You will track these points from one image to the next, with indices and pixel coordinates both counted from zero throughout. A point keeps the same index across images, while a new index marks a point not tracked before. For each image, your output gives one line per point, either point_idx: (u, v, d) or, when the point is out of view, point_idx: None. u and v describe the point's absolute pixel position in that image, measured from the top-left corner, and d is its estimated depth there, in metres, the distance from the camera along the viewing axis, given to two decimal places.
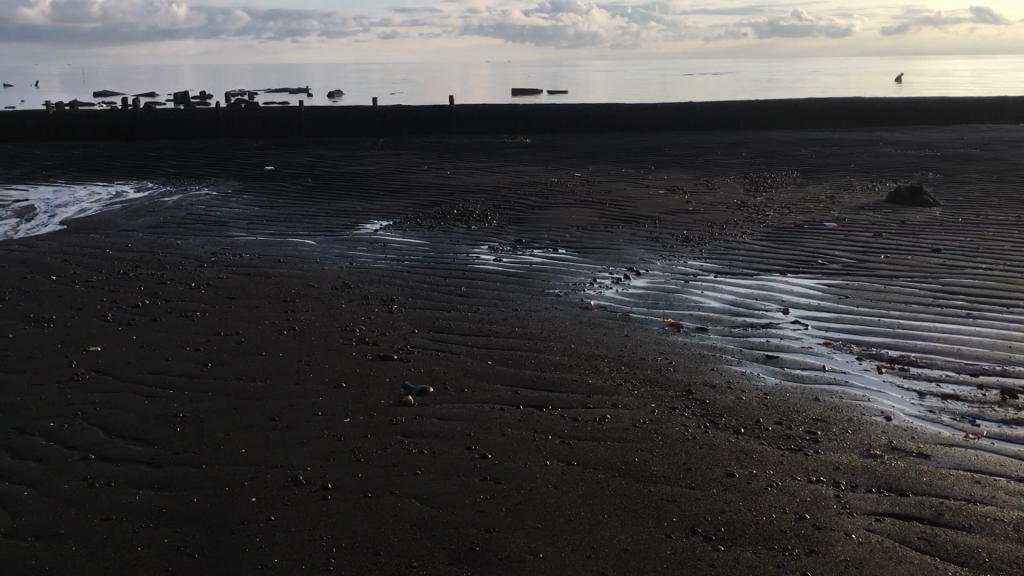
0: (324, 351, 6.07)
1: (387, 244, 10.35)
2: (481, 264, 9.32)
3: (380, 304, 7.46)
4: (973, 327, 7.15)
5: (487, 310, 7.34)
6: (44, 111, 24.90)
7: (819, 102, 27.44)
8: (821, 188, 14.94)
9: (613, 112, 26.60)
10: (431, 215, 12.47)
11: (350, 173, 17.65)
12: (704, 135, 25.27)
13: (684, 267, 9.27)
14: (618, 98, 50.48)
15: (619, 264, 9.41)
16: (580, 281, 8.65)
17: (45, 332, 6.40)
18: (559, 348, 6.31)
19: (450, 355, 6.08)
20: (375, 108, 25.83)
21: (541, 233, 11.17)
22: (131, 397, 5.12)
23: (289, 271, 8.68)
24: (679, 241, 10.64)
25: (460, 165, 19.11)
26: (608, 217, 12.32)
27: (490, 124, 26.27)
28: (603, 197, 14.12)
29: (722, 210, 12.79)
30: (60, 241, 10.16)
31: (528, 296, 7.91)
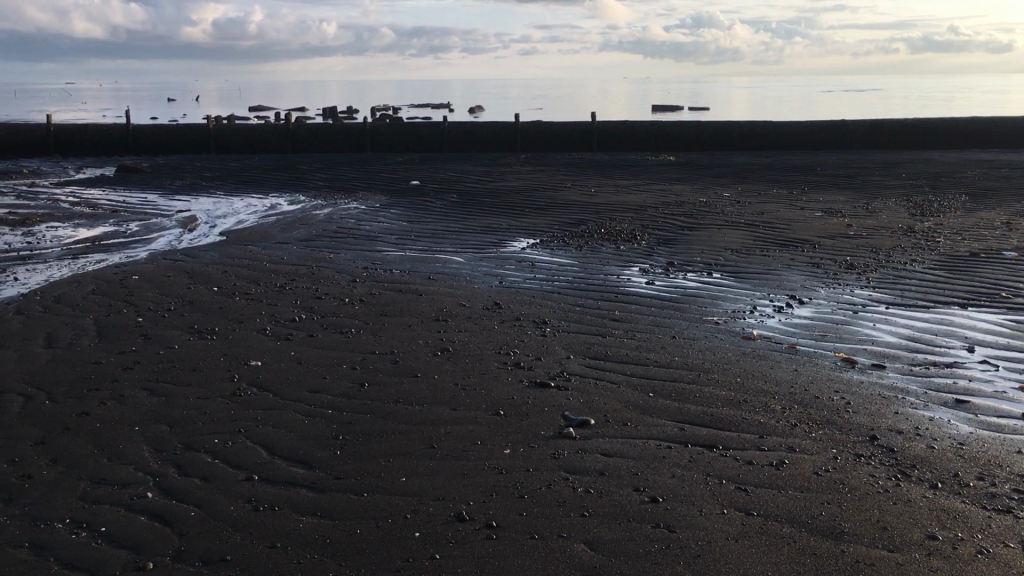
0: (479, 375, 5.91)
1: (536, 263, 10.18)
2: (632, 287, 9.02)
3: (533, 327, 7.26)
4: None
5: (642, 337, 7.03)
6: (204, 124, 26.06)
7: (985, 121, 25.82)
8: (995, 214, 13.94)
9: (762, 130, 25.79)
10: (578, 234, 12.25)
11: (494, 189, 17.65)
12: (859, 155, 24.16)
13: (849, 296, 8.70)
14: (763, 114, 49.27)
15: (779, 290, 8.93)
16: (739, 308, 8.23)
17: (208, 344, 6.49)
18: (723, 382, 5.94)
19: (609, 385, 5.81)
20: (518, 124, 25.88)
21: (693, 255, 10.77)
22: (291, 417, 5.08)
23: (439, 288, 8.61)
24: (842, 268, 10.04)
25: (604, 183, 18.84)
26: (762, 240, 11.79)
27: (634, 141, 25.91)
28: (756, 219, 13.56)
29: (886, 236, 12.05)
30: (220, 253, 10.44)
31: (685, 323, 7.55)
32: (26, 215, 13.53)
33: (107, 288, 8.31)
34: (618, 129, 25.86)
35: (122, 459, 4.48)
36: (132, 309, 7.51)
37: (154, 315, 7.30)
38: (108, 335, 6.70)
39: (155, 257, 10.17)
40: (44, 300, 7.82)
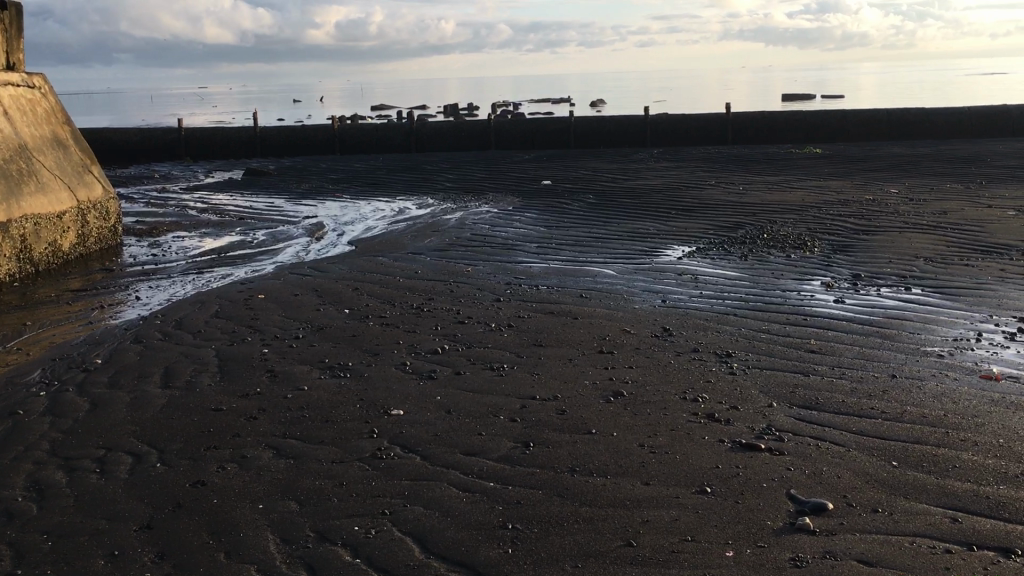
0: (668, 432, 4.79)
1: (698, 276, 8.97)
2: (819, 306, 7.73)
3: (718, 361, 6.09)
4: None
5: (855, 378, 5.76)
6: (329, 124, 25.72)
7: None
8: None
9: (917, 118, 23.67)
10: (737, 240, 10.93)
11: (633, 188, 16.43)
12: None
13: None
14: (901, 101, 46.49)
15: (1003, 312, 7.44)
16: (962, 334, 6.84)
17: (341, 386, 5.57)
18: (984, 446, 4.64)
19: (837, 448, 4.60)
20: (649, 118, 24.55)
21: (881, 265, 9.35)
22: (448, 494, 4.07)
23: (597, 310, 7.51)
24: None
25: (749, 179, 17.38)
26: (956, 247, 10.20)
27: (774, 132, 24.20)
28: (937, 220, 11.94)
29: None
30: (349, 265, 9.63)
31: (902, 358, 6.23)
32: (153, 224, 13.13)
33: (231, 310, 7.55)
34: (757, 120, 24.19)
35: (242, 556, 3.56)
36: (256, 337, 6.70)
37: (281, 346, 6.46)
38: (232, 372, 5.87)
39: (282, 271, 9.42)
40: (165, 326, 7.10)
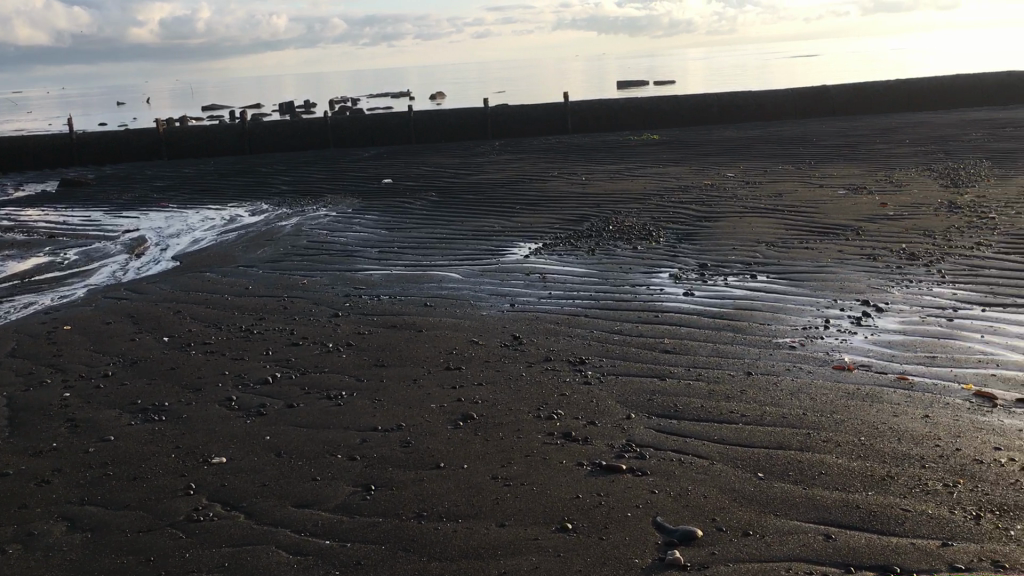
0: (522, 458, 4.40)
1: (546, 275, 8.66)
2: (668, 300, 7.54)
3: (570, 370, 5.75)
4: None
5: (712, 379, 5.53)
6: (153, 128, 24.16)
7: (971, 77, 24.53)
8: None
9: (746, 101, 24.33)
10: (583, 234, 10.70)
11: (476, 183, 16.04)
12: (850, 121, 22.75)
13: (932, 298, 7.21)
14: (728, 84, 48.19)
15: (846, 296, 7.44)
16: (811, 323, 6.75)
17: (154, 432, 4.90)
18: (847, 447, 4.46)
19: (700, 462, 4.32)
20: (488, 110, 24.25)
21: (726, 253, 9.30)
22: (276, 560, 3.53)
23: (441, 320, 7.06)
24: (903, 260, 8.59)
25: (591, 169, 17.31)
26: (794, 230, 10.30)
27: (612, 119, 24.37)
28: (774, 203, 12.09)
29: (930, 215, 10.63)
30: (172, 284, 8.81)
31: (755, 353, 6.06)
32: None
33: (29, 347, 6.68)
34: (595, 108, 24.29)
35: None
36: (57, 378, 5.90)
37: (86, 387, 5.69)
38: (24, 424, 5.09)
39: (94, 295, 8.51)
40: None
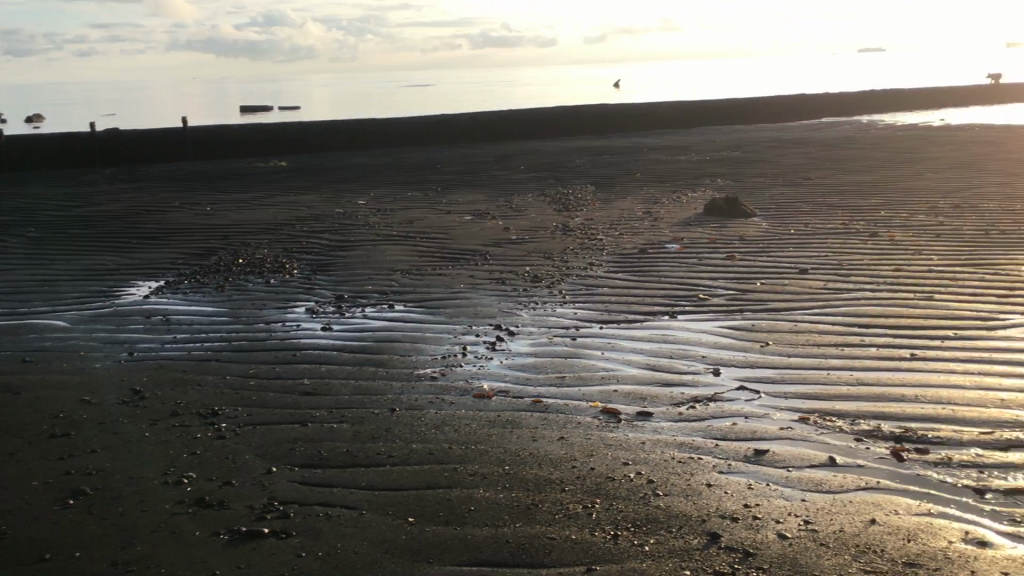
0: (147, 536, 3.88)
1: (169, 317, 7.93)
2: (305, 336, 7.21)
3: (201, 424, 5.25)
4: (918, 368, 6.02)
5: (354, 419, 5.31)
6: None
7: (571, 110, 26.85)
8: (626, 203, 13.91)
9: (371, 128, 24.60)
10: (210, 269, 10.02)
11: (84, 216, 14.51)
12: (469, 147, 23.84)
13: (557, 318, 7.59)
14: (352, 110, 48.64)
15: (480, 321, 7.60)
16: (448, 350, 6.79)
17: None
18: (492, 477, 4.47)
19: (348, 514, 4.11)
20: (95, 135, 22.20)
21: (362, 283, 9.16)
22: None
23: (44, 378, 6.16)
24: (528, 282, 9.01)
25: (216, 198, 16.42)
26: (426, 257, 10.44)
27: (236, 145, 23.43)
28: (406, 230, 12.21)
29: (548, 238, 11.32)
30: None
31: (396, 386, 5.95)
32: None
33: None
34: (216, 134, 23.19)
35: None
36: None
37: None
38: None
39: None
40: None
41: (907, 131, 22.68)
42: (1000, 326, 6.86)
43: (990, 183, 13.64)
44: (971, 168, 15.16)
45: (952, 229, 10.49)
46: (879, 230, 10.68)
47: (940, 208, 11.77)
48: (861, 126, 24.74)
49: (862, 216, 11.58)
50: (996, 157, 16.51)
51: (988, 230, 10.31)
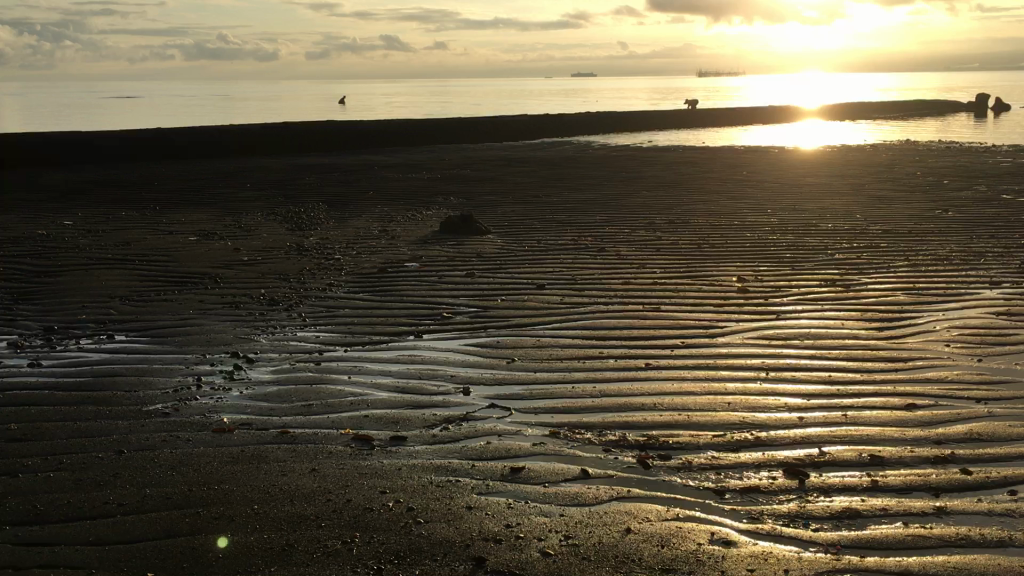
0: None
1: None
2: (8, 375, 6.36)
3: None
4: (659, 377, 6.30)
5: (75, 466, 4.71)
6: None
7: (298, 128, 26.18)
8: (360, 222, 13.67)
9: (77, 143, 22.58)
10: None
11: None
12: (190, 164, 22.52)
13: (298, 342, 7.24)
14: (50, 122, 44.50)
15: (214, 349, 7.08)
16: (180, 381, 6.24)
17: None
18: (241, 521, 4.12)
19: None
20: None
21: (74, 312, 8.27)
22: None
23: None
24: (265, 305, 8.56)
25: None
26: (149, 281, 9.63)
27: None
28: (123, 253, 11.22)
29: (282, 258, 10.85)
30: None
31: (123, 425, 5.37)
32: None
33: None
34: None
35: None
36: None
37: None
38: None
39: None
40: None
41: (619, 151, 24.20)
42: (723, 334, 7.37)
43: (698, 200, 14.79)
44: (680, 187, 16.39)
45: (670, 243, 11.23)
46: (607, 245, 11.22)
47: (657, 224, 12.57)
48: (579, 146, 26.08)
49: (590, 232, 12.12)
50: (699, 176, 17.98)
51: (701, 245, 11.13)
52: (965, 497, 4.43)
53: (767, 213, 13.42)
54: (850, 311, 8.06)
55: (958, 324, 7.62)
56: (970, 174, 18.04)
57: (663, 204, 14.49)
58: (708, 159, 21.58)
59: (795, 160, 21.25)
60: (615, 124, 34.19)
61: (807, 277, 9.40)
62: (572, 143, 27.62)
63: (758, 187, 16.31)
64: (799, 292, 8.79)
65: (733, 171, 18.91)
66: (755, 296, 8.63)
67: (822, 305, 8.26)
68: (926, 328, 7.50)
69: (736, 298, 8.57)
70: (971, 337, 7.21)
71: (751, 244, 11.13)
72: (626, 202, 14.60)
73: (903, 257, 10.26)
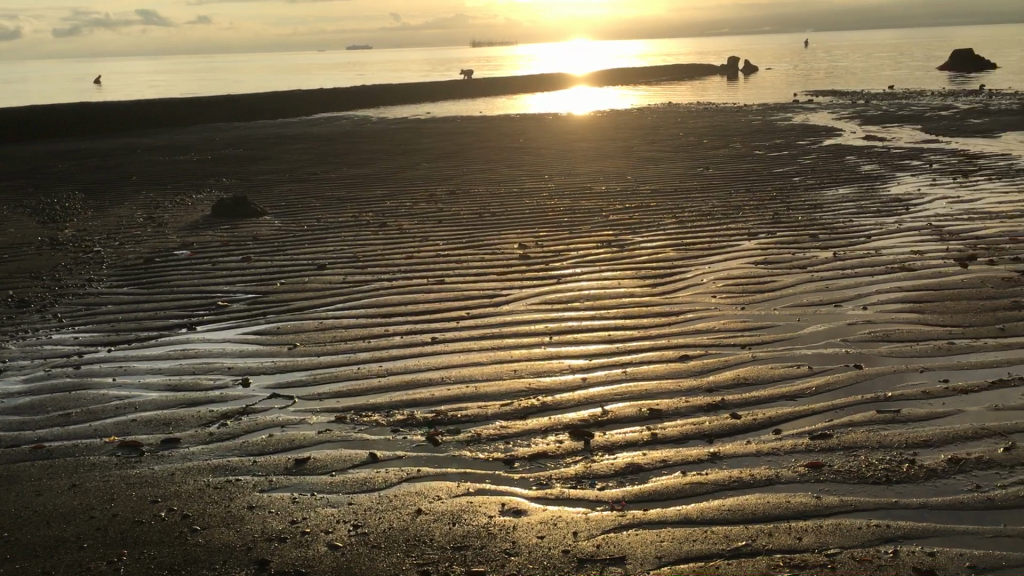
0: None
1: None
2: None
3: None
4: (445, 351, 6.26)
5: None
6: None
7: (45, 111, 24.06)
8: (121, 210, 12.74)
9: None
10: None
11: None
12: None
13: (53, 347, 6.62)
14: None
15: None
16: None
17: None
18: None
19: None
20: None
21: None
22: None
23: None
24: (13, 308, 7.78)
25: None
26: None
27: None
28: None
29: (33, 255, 9.92)
30: None
31: None
32: None
33: None
34: None
35: None
36: None
37: None
38: None
39: None
40: None
41: (396, 123, 23.97)
42: (506, 301, 7.43)
43: (476, 169, 14.87)
44: (458, 157, 16.43)
45: (451, 214, 11.22)
46: (388, 219, 11.05)
47: (438, 196, 12.53)
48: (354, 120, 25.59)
49: (369, 207, 11.91)
50: (476, 145, 18.09)
51: (482, 214, 11.19)
52: (736, 441, 4.68)
53: (543, 178, 13.68)
54: (626, 270, 8.35)
55: (723, 275, 8.07)
56: (726, 132, 19.22)
57: (442, 174, 14.46)
58: (483, 127, 21.77)
59: (569, 126, 21.81)
60: (392, 99, 33.86)
61: (584, 240, 9.66)
62: (347, 117, 27.06)
63: (533, 153, 16.62)
64: (577, 255, 9.02)
65: (509, 139, 19.18)
66: (536, 262, 8.76)
67: (599, 267, 8.51)
68: (695, 282, 7.89)
69: (518, 265, 8.66)
70: (735, 287, 7.66)
71: (530, 211, 11.31)
72: (405, 175, 14.44)
73: (671, 214, 10.75)
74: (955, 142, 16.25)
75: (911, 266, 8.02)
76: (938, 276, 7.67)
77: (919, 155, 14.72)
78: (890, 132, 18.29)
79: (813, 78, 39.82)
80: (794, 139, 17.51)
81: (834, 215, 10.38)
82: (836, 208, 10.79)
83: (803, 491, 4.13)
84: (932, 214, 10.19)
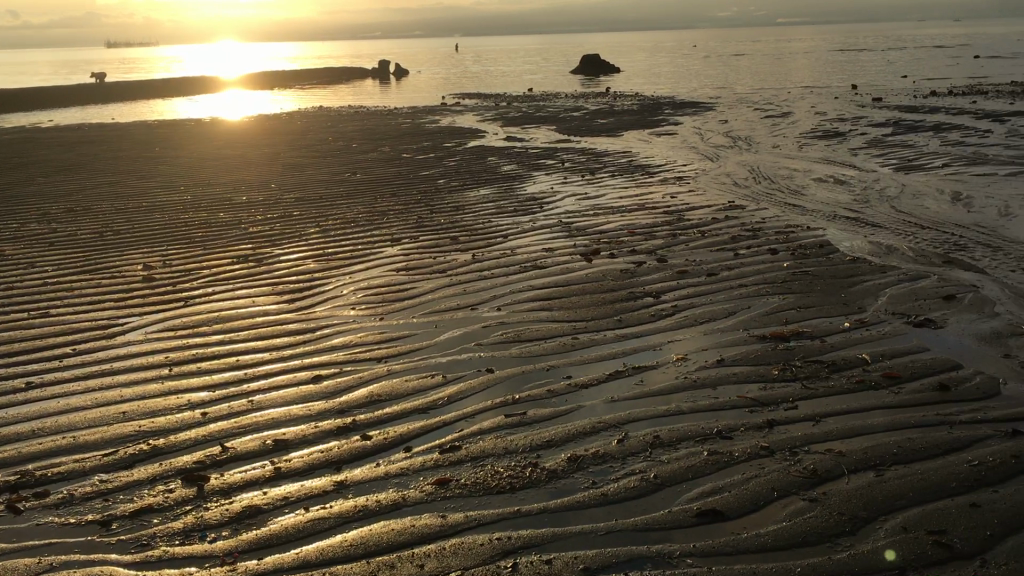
0: None
1: None
2: None
3: None
4: (43, 397, 5.45)
5: None
6: None
7: None
8: None
9: None
10: None
11: None
12: None
13: None
14: None
15: None
16: None
17: None
18: None
19: None
20: None
21: None
22: None
23: None
24: None
25: None
26: None
27: None
28: None
29: None
30: None
31: None
32: None
33: None
34: None
35: None
36: None
37: None
38: None
39: None
40: None
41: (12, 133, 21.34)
42: (124, 331, 6.68)
43: (103, 183, 13.51)
44: (83, 170, 14.86)
45: (68, 235, 10.03)
46: None
47: (54, 215, 11.19)
48: None
49: None
50: (105, 156, 16.52)
51: (105, 233, 10.13)
52: (365, 465, 4.47)
53: (180, 190, 12.74)
54: (262, 286, 7.88)
55: (364, 285, 7.87)
56: (376, 135, 19.20)
57: (61, 190, 12.97)
58: (115, 136, 20.00)
59: (213, 132, 20.67)
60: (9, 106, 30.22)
61: (220, 256, 9.03)
62: None
63: (169, 163, 15.46)
64: (211, 272, 8.39)
65: (144, 148, 17.74)
66: (163, 283, 8.02)
67: (234, 284, 7.96)
68: (335, 294, 7.61)
69: (142, 288, 7.87)
70: (375, 297, 7.49)
71: (161, 226, 10.42)
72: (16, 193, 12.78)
73: (315, 223, 10.41)
74: (585, 142, 17.45)
75: (542, 263, 8.33)
76: (566, 271, 8.02)
77: (553, 155, 15.59)
78: (528, 133, 19.27)
79: (460, 82, 41.32)
80: (441, 141, 17.87)
81: (475, 216, 10.62)
82: (477, 209, 11.04)
83: (427, 512, 3.99)
84: (562, 211, 10.75)
